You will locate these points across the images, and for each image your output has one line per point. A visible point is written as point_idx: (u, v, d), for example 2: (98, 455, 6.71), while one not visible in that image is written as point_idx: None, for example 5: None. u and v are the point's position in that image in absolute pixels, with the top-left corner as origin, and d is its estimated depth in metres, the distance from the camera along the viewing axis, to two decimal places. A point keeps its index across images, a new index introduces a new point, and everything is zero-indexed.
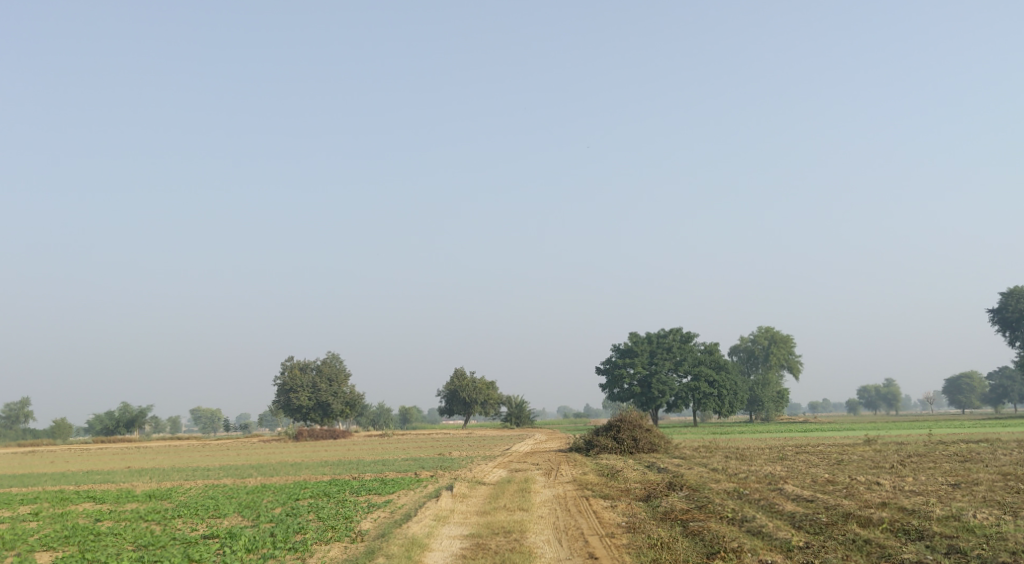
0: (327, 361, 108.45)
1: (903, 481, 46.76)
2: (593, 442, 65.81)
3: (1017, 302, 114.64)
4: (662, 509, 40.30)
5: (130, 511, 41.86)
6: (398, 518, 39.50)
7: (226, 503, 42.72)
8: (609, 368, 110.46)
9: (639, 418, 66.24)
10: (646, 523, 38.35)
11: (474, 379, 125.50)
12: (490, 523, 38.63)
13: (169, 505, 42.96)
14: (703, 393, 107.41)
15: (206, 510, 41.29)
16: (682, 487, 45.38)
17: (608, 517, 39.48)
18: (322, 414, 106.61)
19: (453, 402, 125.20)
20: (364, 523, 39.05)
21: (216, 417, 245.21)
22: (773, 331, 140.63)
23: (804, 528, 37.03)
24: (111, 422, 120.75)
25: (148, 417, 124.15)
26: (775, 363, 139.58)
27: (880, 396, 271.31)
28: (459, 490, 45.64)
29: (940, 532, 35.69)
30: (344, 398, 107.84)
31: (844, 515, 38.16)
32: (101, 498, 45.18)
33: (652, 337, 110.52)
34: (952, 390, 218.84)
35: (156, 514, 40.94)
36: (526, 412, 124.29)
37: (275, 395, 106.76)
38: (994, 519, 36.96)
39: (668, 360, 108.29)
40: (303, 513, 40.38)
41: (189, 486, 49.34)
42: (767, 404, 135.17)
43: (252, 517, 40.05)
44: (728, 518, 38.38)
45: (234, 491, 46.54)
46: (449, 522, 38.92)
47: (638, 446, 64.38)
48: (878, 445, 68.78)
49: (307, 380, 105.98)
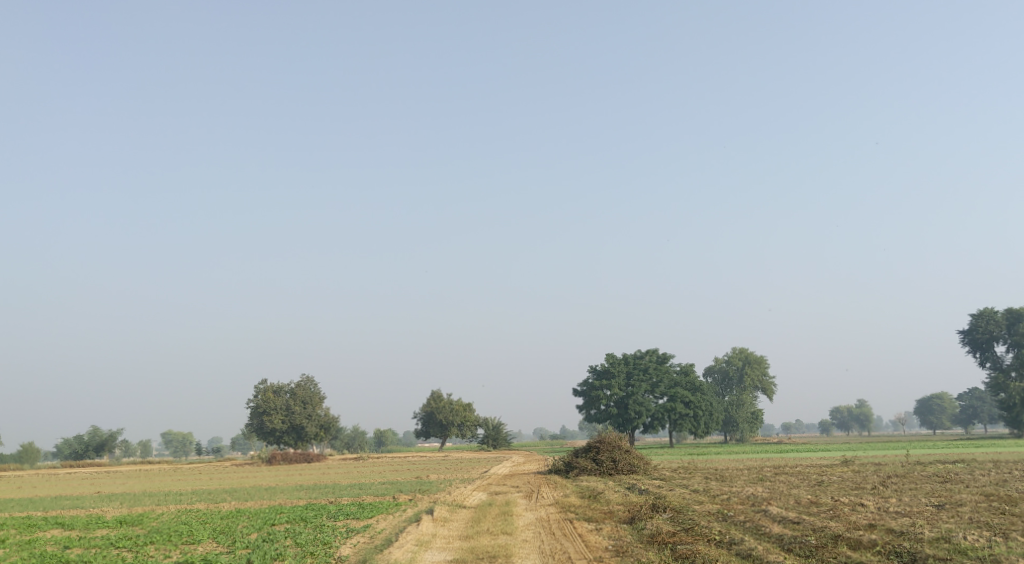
0: (301, 384, 106.81)
1: (887, 503, 46.14)
2: (573, 464, 64.85)
3: (986, 324, 115.00)
4: (647, 531, 39.43)
5: (100, 537, 40.51)
6: (378, 543, 38.43)
7: (200, 528, 41.54)
8: (587, 389, 109.56)
9: (619, 439, 65.26)
10: (633, 546, 37.51)
11: (451, 402, 124.35)
12: (474, 547, 37.62)
13: (140, 531, 41.72)
14: (679, 413, 106.81)
15: (179, 535, 40.08)
16: (666, 509, 44.38)
17: (593, 541, 38.55)
18: (295, 437, 105.22)
19: (429, 424, 123.85)
20: (343, 549, 37.94)
21: (187, 441, 243.31)
22: (747, 352, 140.33)
23: (794, 551, 36.37)
24: (80, 446, 118.67)
25: (118, 442, 121.97)
26: (749, 384, 139.08)
27: (852, 417, 272.07)
28: (440, 512, 44.77)
29: (934, 555, 35.20)
30: (319, 421, 106.40)
31: (834, 537, 37.46)
32: (69, 525, 43.65)
33: (628, 359, 109.20)
34: (923, 411, 219.51)
35: (127, 541, 39.64)
36: (503, 434, 123.32)
37: (247, 418, 105.10)
38: (985, 541, 36.42)
39: (644, 382, 107.42)
40: (281, 539, 39.23)
41: (161, 511, 48.10)
42: (741, 426, 135.40)
43: (228, 543, 38.87)
44: (715, 541, 37.59)
45: (208, 515, 45.35)
46: (432, 547, 37.88)
47: (617, 467, 63.54)
48: (856, 465, 68.32)
49: (280, 403, 104.41)
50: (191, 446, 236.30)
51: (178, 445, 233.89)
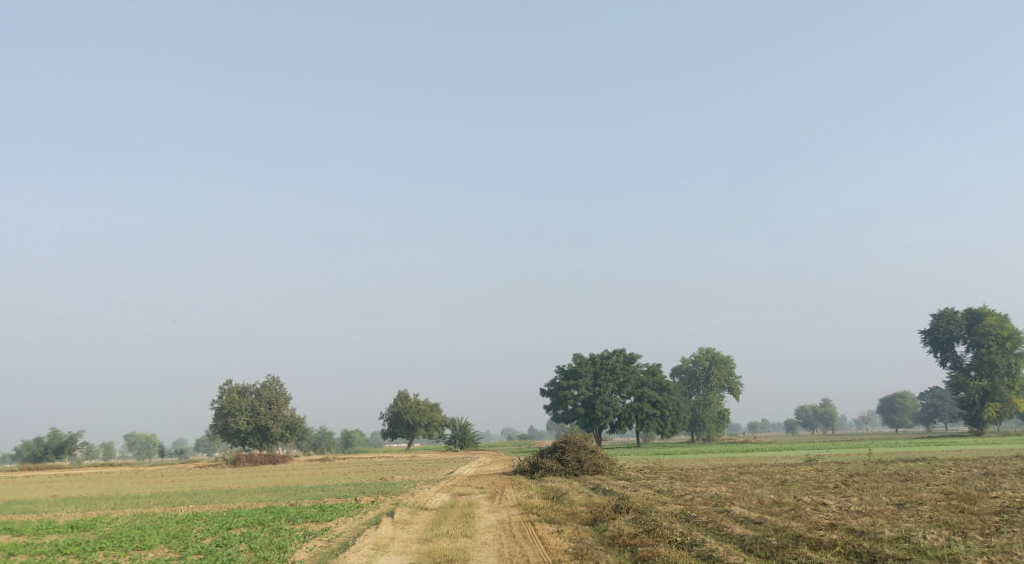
0: (267, 385, 105.83)
1: (848, 503, 46.03)
2: (538, 464, 64.42)
3: (947, 324, 115.90)
4: (608, 533, 39.17)
5: (48, 543, 39.75)
6: (335, 548, 37.95)
7: (153, 533, 40.82)
8: (554, 389, 109.35)
9: (584, 439, 65.13)
10: (594, 549, 37.21)
11: (418, 402, 123.79)
12: (432, 551, 37.23)
13: (90, 537, 40.93)
14: (646, 413, 106.78)
15: (130, 541, 39.31)
16: (629, 511, 44.10)
17: (554, 543, 38.26)
18: (261, 438, 104.30)
19: (395, 425, 123.04)
20: (298, 553, 37.44)
21: (151, 444, 241.23)
22: (714, 352, 140.62)
23: (754, 552, 36.32)
24: (40, 449, 117.27)
25: (78, 444, 120.55)
26: (716, 384, 139.20)
27: (817, 417, 273.72)
28: (401, 515, 44.22)
29: (893, 555, 35.24)
30: (284, 422, 105.41)
31: (794, 537, 37.39)
32: (17, 530, 42.72)
33: (595, 359, 109.03)
34: (886, 410, 221.35)
35: (76, 547, 38.90)
36: (470, 435, 122.89)
37: (211, 419, 104.12)
38: (944, 540, 36.45)
39: (611, 382, 107.26)
40: (234, 544, 38.59)
41: (116, 515, 47.32)
42: (708, 425, 135.92)
43: (179, 548, 38.21)
44: (676, 542, 37.39)
45: (163, 520, 44.63)
46: (389, 551, 37.48)
47: (582, 468, 63.31)
48: (820, 465, 68.12)
49: (245, 404, 103.41)
50: (155, 449, 234.72)
51: (143, 449, 232.14)
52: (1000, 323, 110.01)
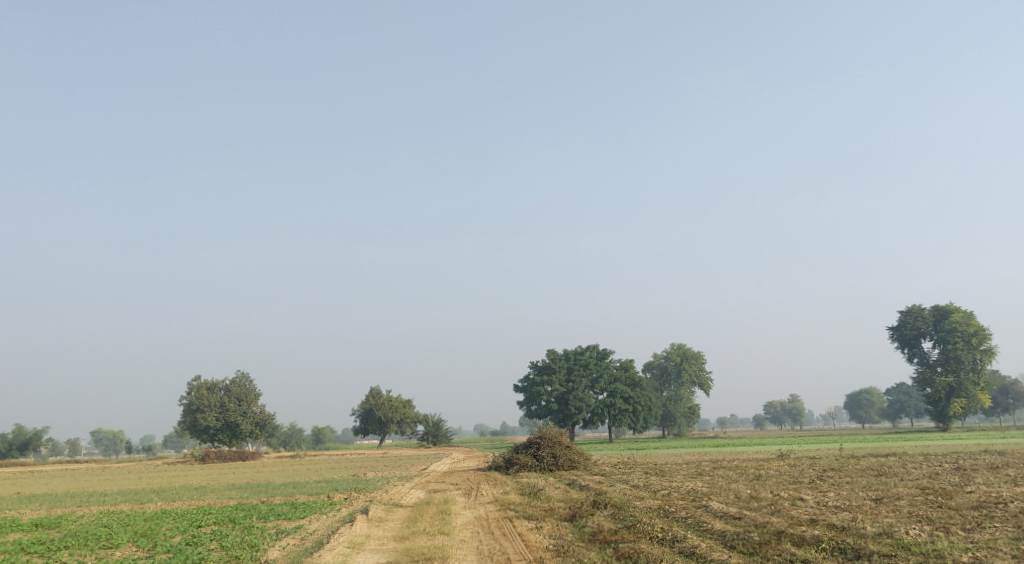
0: (236, 381, 104.59)
1: (826, 496, 45.86)
2: (512, 460, 63.64)
3: (915, 320, 115.75)
4: (589, 529, 38.45)
5: (13, 542, 38.45)
6: (308, 546, 37.07)
7: (120, 531, 39.72)
8: (528, 385, 108.67)
9: (559, 435, 64.49)
10: (575, 545, 36.49)
11: (390, 398, 122.73)
12: (408, 549, 36.39)
13: (55, 535, 39.73)
14: (618, 409, 106.43)
15: (97, 540, 38.16)
16: (607, 505, 43.57)
17: (533, 540, 37.44)
18: (230, 435, 102.70)
19: (367, 421, 121.81)
20: (270, 552, 36.51)
21: (118, 440, 238.44)
22: (685, 347, 140.49)
23: (737, 548, 35.77)
24: (5, 445, 115.15)
25: (43, 440, 118.55)
26: (687, 379, 139.17)
27: (786, 413, 274.92)
28: (376, 512, 43.39)
29: (878, 551, 34.78)
30: (254, 418, 104.01)
31: (776, 533, 36.86)
32: None
33: (569, 354, 108.49)
34: (853, 406, 221.92)
35: (40, 546, 37.64)
36: (443, 431, 121.95)
37: (180, 416, 102.55)
38: (927, 536, 36.03)
39: (584, 377, 106.63)
40: (205, 542, 37.58)
41: (80, 513, 45.94)
42: (679, 421, 135.49)
43: (148, 547, 37.14)
44: (657, 538, 36.78)
45: (130, 518, 43.37)
46: (365, 550, 36.58)
47: (558, 463, 62.59)
48: (791, 460, 67.77)
49: (214, 400, 102.01)
50: (120, 444, 232.08)
51: (109, 445, 229.52)
52: (966, 319, 110.52)
